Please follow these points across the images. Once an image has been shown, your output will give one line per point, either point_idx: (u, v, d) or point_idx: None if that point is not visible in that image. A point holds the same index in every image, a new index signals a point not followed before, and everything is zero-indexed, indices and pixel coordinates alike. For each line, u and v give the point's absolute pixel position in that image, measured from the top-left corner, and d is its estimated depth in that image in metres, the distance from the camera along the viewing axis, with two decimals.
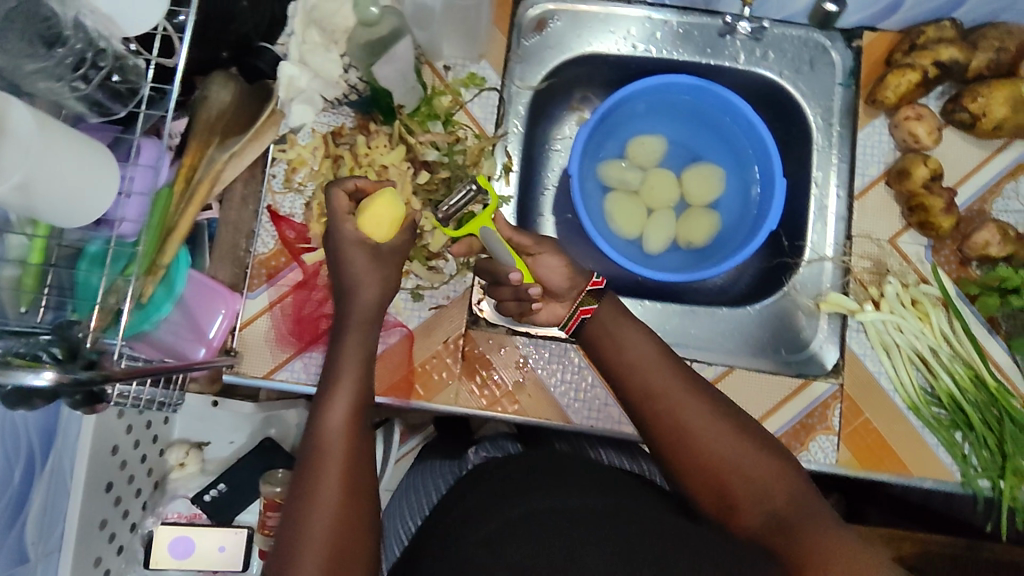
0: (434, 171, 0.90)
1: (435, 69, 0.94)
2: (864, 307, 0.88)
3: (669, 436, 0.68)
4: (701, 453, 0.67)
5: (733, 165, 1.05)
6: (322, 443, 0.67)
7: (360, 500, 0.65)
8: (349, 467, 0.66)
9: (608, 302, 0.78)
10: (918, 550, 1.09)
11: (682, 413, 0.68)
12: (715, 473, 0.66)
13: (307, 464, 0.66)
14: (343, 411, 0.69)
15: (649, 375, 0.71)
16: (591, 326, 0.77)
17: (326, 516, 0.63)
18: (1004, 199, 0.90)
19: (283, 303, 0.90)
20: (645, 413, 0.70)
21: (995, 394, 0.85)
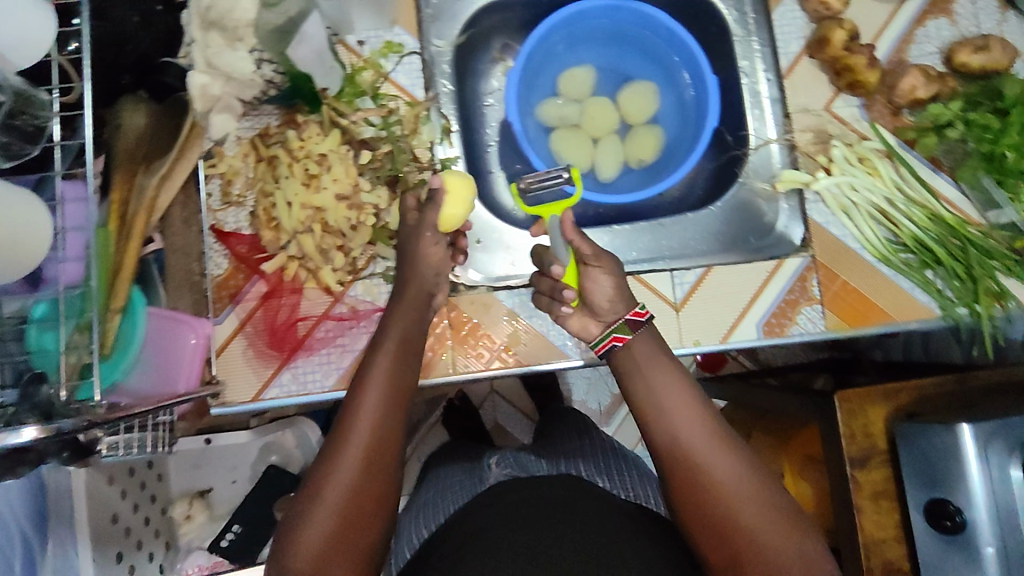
0: (374, 148, 0.89)
1: (350, 46, 0.92)
2: (816, 176, 0.91)
3: (682, 484, 0.70)
4: (715, 501, 0.68)
5: (663, 79, 1.06)
6: (335, 458, 0.65)
7: (360, 531, 0.64)
8: (356, 491, 0.64)
9: (645, 332, 0.77)
10: (916, 397, 1.12)
11: (699, 456, 0.70)
12: (725, 529, 0.67)
13: (319, 473, 0.65)
14: (369, 420, 0.67)
15: (672, 418, 0.72)
16: (622, 358, 0.77)
17: (318, 541, 0.62)
18: (919, 45, 0.95)
19: (254, 318, 0.86)
20: (662, 451, 0.72)
21: (953, 225, 0.89)
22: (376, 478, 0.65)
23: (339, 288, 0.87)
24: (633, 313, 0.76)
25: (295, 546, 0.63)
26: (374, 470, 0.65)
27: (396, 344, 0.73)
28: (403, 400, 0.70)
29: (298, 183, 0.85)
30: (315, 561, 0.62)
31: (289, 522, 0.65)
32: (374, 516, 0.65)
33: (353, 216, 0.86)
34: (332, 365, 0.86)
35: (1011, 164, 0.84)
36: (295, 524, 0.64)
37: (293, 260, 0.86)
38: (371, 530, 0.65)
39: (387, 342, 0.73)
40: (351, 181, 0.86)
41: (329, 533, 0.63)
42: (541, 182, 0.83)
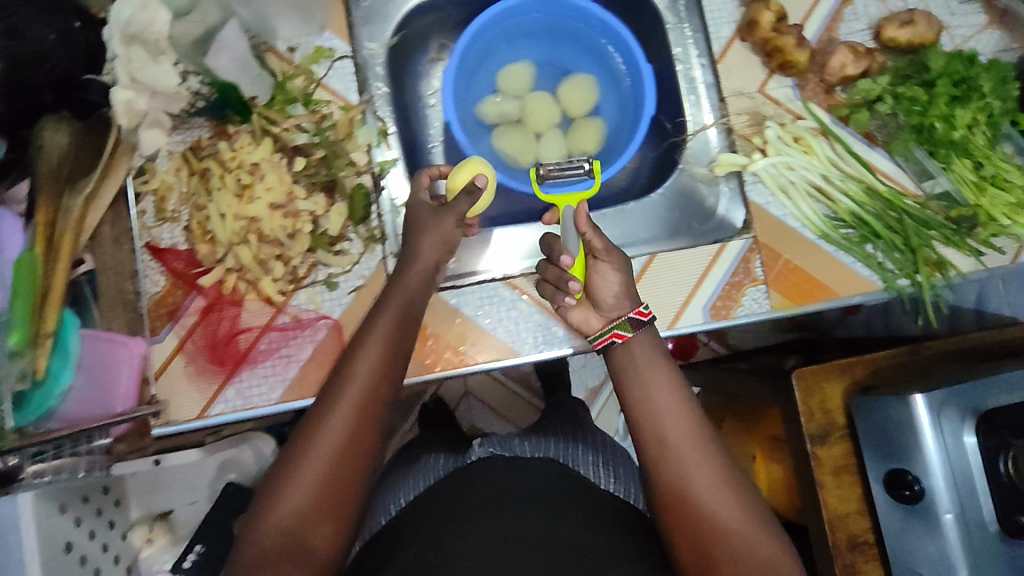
0: (308, 154, 0.87)
1: (280, 54, 0.90)
2: (753, 157, 0.92)
3: (663, 486, 0.69)
4: (691, 506, 0.67)
5: (603, 72, 1.06)
6: (320, 424, 0.64)
7: (340, 497, 0.63)
8: (339, 458, 0.63)
9: (646, 333, 0.77)
10: (871, 370, 1.14)
11: (682, 459, 0.69)
12: (700, 532, 0.66)
13: (302, 438, 0.64)
14: (357, 388, 0.65)
15: (663, 420, 0.71)
16: (619, 355, 0.77)
17: (298, 505, 0.61)
18: (847, 23, 0.96)
19: (194, 336, 0.84)
20: (648, 449, 0.71)
21: (888, 198, 0.90)
22: (360, 445, 0.64)
23: (281, 298, 0.86)
24: (635, 312, 0.77)
25: (273, 508, 0.62)
26: (360, 439, 0.64)
27: (389, 316, 0.70)
28: (394, 372, 0.68)
29: (229, 195, 0.84)
30: (293, 524, 0.61)
31: (268, 486, 0.64)
32: (356, 481, 0.64)
33: (288, 224, 0.85)
34: (277, 377, 0.85)
35: (940, 135, 0.85)
36: (274, 488, 0.63)
37: (231, 272, 0.85)
38: (352, 496, 0.64)
39: (378, 315, 0.70)
40: (285, 188, 0.86)
41: (309, 498, 0.62)
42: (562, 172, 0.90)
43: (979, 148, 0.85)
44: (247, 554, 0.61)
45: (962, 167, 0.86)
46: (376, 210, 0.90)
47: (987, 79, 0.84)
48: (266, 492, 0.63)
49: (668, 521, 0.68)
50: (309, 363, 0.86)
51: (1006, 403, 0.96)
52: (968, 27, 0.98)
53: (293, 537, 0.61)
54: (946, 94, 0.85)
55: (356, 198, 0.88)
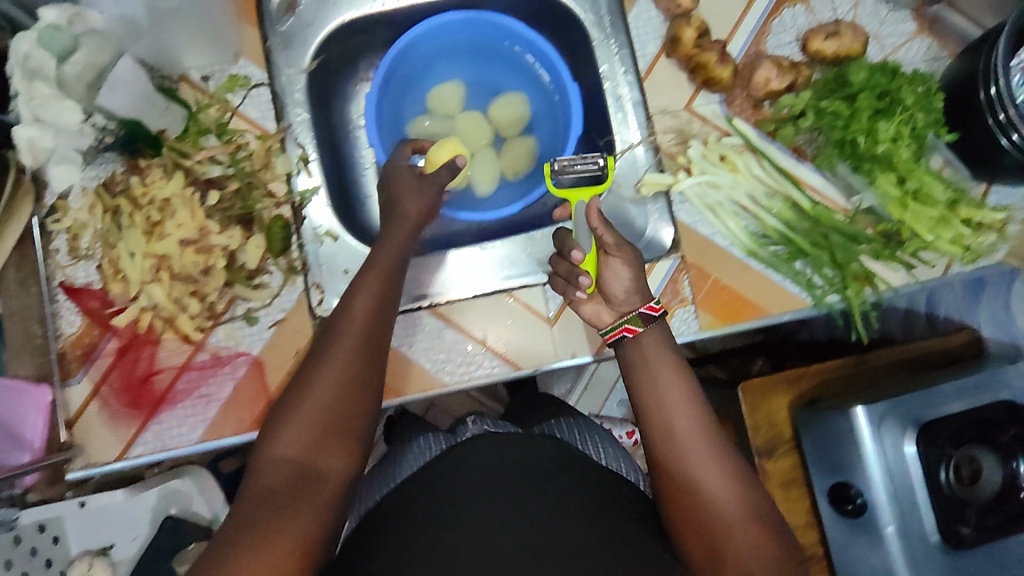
0: (223, 187, 0.86)
1: (194, 83, 0.89)
2: (678, 177, 0.90)
3: (676, 487, 0.68)
4: (701, 501, 0.66)
5: (534, 90, 1.04)
6: (321, 361, 0.67)
7: (344, 425, 0.65)
8: (346, 382, 0.66)
9: (657, 327, 0.76)
10: (816, 382, 1.14)
11: (692, 455, 0.68)
12: (709, 526, 0.65)
13: (305, 375, 0.67)
14: (353, 326, 0.70)
15: (675, 415, 0.71)
16: (629, 349, 0.76)
17: (308, 425, 0.64)
18: (775, 35, 0.95)
19: (109, 378, 0.83)
20: (658, 448, 0.71)
21: (815, 215, 0.89)
22: (360, 377, 0.67)
23: (199, 335, 0.85)
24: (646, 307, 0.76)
25: (277, 440, 0.64)
26: (361, 371, 0.67)
27: (383, 271, 0.75)
28: (385, 316, 0.73)
29: (139, 233, 0.83)
30: (298, 452, 0.63)
31: (271, 426, 0.66)
32: (359, 411, 0.66)
33: (201, 260, 0.83)
34: (196, 417, 0.84)
35: (864, 150, 0.84)
36: (279, 420, 0.65)
37: (146, 311, 0.84)
38: (355, 427, 0.66)
39: (370, 271, 0.75)
40: (197, 224, 0.83)
41: (312, 428, 0.64)
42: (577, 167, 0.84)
43: (903, 162, 0.84)
44: (254, 486, 0.62)
45: (887, 181, 0.85)
46: (297, 241, 0.88)
47: (910, 92, 0.82)
48: (273, 423, 0.65)
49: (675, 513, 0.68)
50: (228, 402, 0.84)
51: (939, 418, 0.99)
52: (897, 36, 0.96)
53: (299, 466, 0.62)
54: (869, 107, 0.83)
55: (274, 230, 0.86)
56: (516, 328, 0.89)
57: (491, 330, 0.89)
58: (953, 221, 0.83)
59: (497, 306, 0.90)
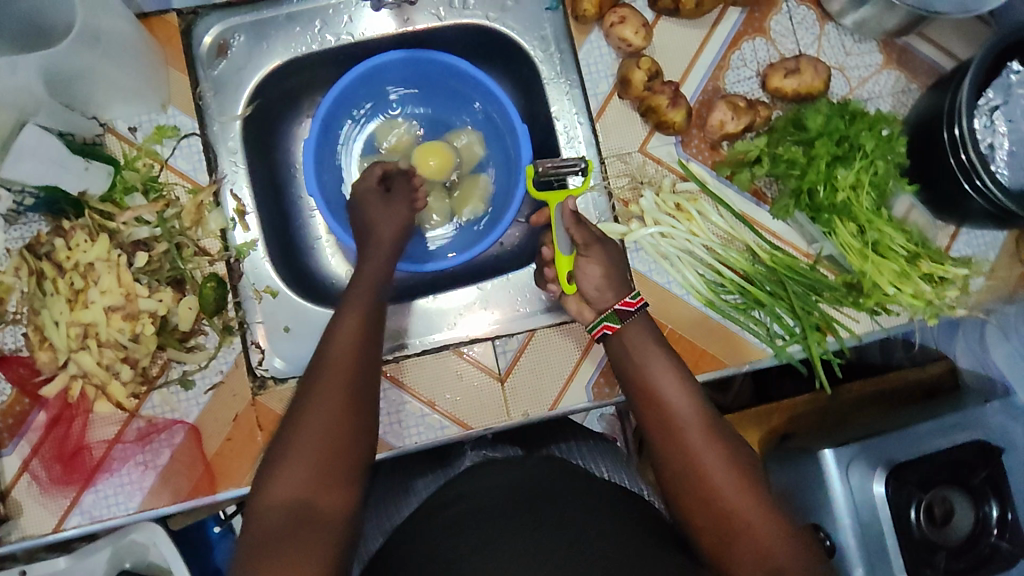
0: (151, 248, 0.82)
1: (122, 134, 0.84)
2: (632, 226, 0.87)
3: (679, 473, 0.64)
4: (706, 489, 0.63)
5: (490, 130, 0.98)
6: (311, 393, 0.62)
7: (344, 459, 0.59)
8: (338, 415, 0.61)
9: (639, 319, 0.74)
10: (788, 417, 1.06)
11: (692, 443, 0.65)
12: (719, 514, 0.61)
13: (296, 409, 0.62)
14: (342, 352, 0.65)
15: (672, 403, 0.67)
16: (613, 345, 0.74)
17: (302, 470, 0.58)
18: (735, 70, 0.90)
19: (40, 450, 0.80)
20: (656, 438, 0.67)
21: (771, 265, 0.86)
22: (355, 405, 0.62)
23: (133, 401, 0.81)
24: (622, 303, 0.74)
25: (271, 484, 0.58)
26: (354, 398, 0.62)
27: (366, 289, 0.72)
28: (372, 339, 0.68)
29: (61, 301, 0.78)
30: (297, 493, 0.57)
31: (264, 466, 0.60)
32: (355, 442, 0.61)
33: (127, 327, 0.79)
34: (133, 485, 0.80)
35: (822, 200, 0.80)
36: (271, 467, 0.59)
37: (76, 379, 0.80)
38: (353, 460, 0.60)
39: (355, 291, 0.72)
40: (123, 289, 0.80)
41: (311, 465, 0.58)
42: (560, 166, 0.86)
43: (863, 213, 0.80)
44: (253, 533, 0.56)
45: (846, 232, 0.81)
46: (233, 299, 0.85)
47: (869, 140, 0.78)
48: (265, 468, 0.60)
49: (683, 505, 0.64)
50: (165, 470, 0.81)
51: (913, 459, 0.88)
52: (864, 68, 0.91)
53: (298, 508, 0.57)
54: (827, 154, 0.79)
55: (205, 292, 0.82)
56: (465, 388, 0.86)
57: (439, 389, 0.86)
58: (913, 275, 0.80)
59: (446, 362, 0.86)
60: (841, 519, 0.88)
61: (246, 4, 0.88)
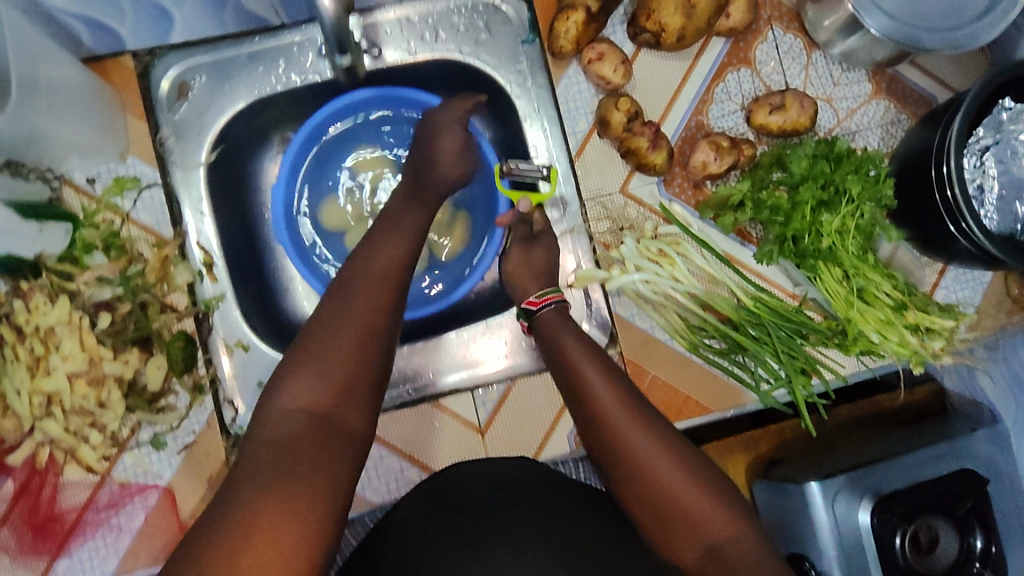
0: (115, 309, 0.79)
1: (79, 186, 0.81)
2: (614, 272, 0.83)
3: (611, 460, 0.67)
4: (637, 473, 0.65)
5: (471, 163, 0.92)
6: (338, 311, 0.62)
7: (373, 372, 0.60)
8: (375, 329, 0.62)
9: (550, 313, 0.78)
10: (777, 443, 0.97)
11: (620, 432, 0.67)
12: (651, 496, 0.64)
13: (330, 314, 0.62)
14: (375, 278, 0.65)
15: (600, 395, 0.69)
16: (541, 336, 0.78)
17: (334, 374, 0.58)
18: (719, 104, 0.87)
19: (10, 518, 0.78)
20: (589, 437, 0.69)
21: (756, 311, 0.83)
22: (382, 330, 0.62)
23: (103, 464, 0.79)
24: (528, 302, 0.80)
25: (292, 390, 0.57)
26: (382, 321, 0.62)
27: (399, 222, 0.72)
28: (406, 273, 0.68)
29: (22, 369, 0.76)
30: (319, 401, 0.57)
31: (280, 373, 0.59)
32: (378, 365, 0.61)
33: (93, 394, 0.77)
34: (108, 550, 0.79)
35: (806, 246, 0.78)
36: (298, 367, 0.58)
37: (44, 444, 0.78)
38: (372, 383, 0.60)
39: (390, 225, 0.72)
40: (86, 353, 0.77)
41: (335, 378, 0.58)
42: (523, 169, 0.82)
43: (849, 259, 0.77)
44: (267, 439, 0.54)
45: (831, 279, 0.79)
46: (203, 355, 0.81)
47: (856, 183, 0.75)
48: (294, 365, 0.58)
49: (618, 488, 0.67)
50: (140, 534, 0.79)
51: (901, 487, 0.80)
52: (852, 99, 0.88)
53: (319, 415, 0.56)
54: (812, 199, 0.76)
55: (173, 352, 0.80)
56: (445, 442, 0.85)
57: (419, 443, 0.85)
58: (898, 324, 0.78)
59: (424, 417, 0.85)
60: (828, 548, 0.80)
61: (206, 41, 0.83)
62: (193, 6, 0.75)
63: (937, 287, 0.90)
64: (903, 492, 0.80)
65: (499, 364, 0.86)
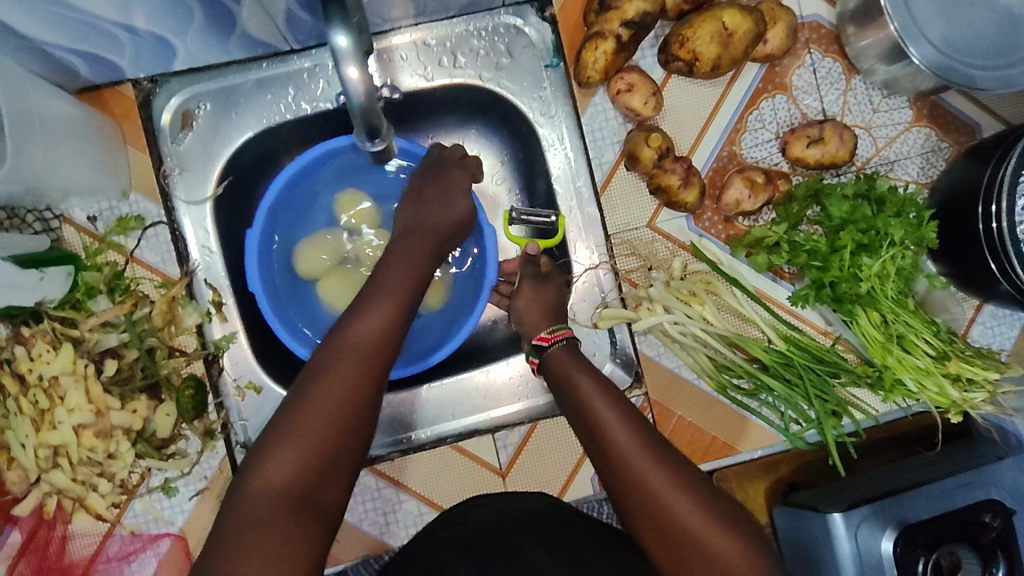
0: (121, 355, 0.76)
1: (80, 224, 0.77)
2: (640, 313, 0.81)
3: (628, 498, 0.61)
4: (656, 513, 0.59)
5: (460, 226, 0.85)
6: (321, 376, 0.57)
7: (355, 447, 0.57)
8: (362, 402, 0.57)
9: (559, 349, 0.72)
10: (796, 466, 0.88)
11: (638, 467, 0.61)
12: (671, 537, 0.58)
13: (315, 382, 0.57)
14: (367, 337, 0.60)
15: (613, 430, 0.63)
16: (553, 361, 0.72)
17: (312, 456, 0.54)
18: (752, 132, 0.83)
19: (18, 568, 0.76)
20: (603, 468, 0.63)
21: (789, 355, 0.79)
22: (370, 401, 0.58)
23: (113, 512, 0.76)
24: (538, 338, 0.74)
25: (270, 470, 0.53)
26: (366, 389, 0.58)
27: (398, 268, 0.66)
28: (401, 333, 0.62)
29: (27, 422, 0.72)
30: (295, 487, 0.53)
31: (259, 448, 0.55)
32: (360, 444, 0.57)
33: (100, 446, 0.74)
34: None
35: (844, 291, 0.74)
36: (275, 444, 0.54)
37: (51, 494, 0.75)
38: (354, 456, 0.57)
39: (387, 267, 0.66)
40: (93, 404, 0.73)
41: (314, 455, 0.54)
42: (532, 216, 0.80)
43: (888, 306, 0.74)
44: (240, 523, 0.51)
45: (868, 323, 0.75)
46: (214, 399, 0.78)
47: (899, 229, 0.71)
48: (273, 441, 0.55)
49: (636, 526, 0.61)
50: None
51: (927, 515, 0.76)
52: (891, 127, 0.84)
53: (294, 497, 0.53)
54: (852, 242, 0.72)
55: (182, 399, 0.76)
56: (463, 485, 0.82)
57: (437, 486, 0.82)
58: (937, 374, 0.75)
59: (442, 460, 0.82)
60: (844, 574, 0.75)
61: (211, 68, 0.78)
62: (197, 37, 0.70)
63: (973, 324, 0.85)
64: (930, 521, 0.75)
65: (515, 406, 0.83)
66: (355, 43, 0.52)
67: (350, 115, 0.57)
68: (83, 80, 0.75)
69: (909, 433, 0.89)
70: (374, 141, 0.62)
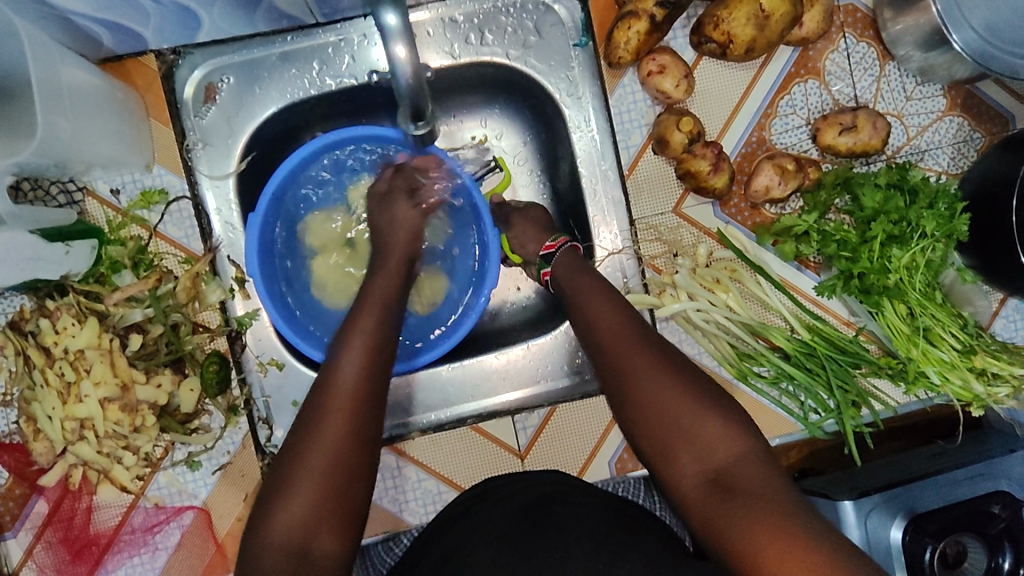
0: (146, 331, 0.77)
1: (104, 197, 0.77)
2: (664, 299, 0.81)
3: (617, 395, 0.61)
4: (644, 406, 0.59)
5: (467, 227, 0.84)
6: (304, 415, 0.57)
7: (352, 483, 0.54)
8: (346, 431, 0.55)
9: (569, 250, 0.74)
10: (809, 453, 0.88)
11: (628, 362, 0.61)
12: (663, 430, 0.58)
13: (301, 418, 0.56)
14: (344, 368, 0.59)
15: (604, 333, 0.64)
16: (557, 269, 0.73)
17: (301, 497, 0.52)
18: (783, 117, 0.81)
19: (45, 536, 0.77)
20: (599, 367, 0.64)
21: (812, 345, 0.79)
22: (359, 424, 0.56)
23: (137, 484, 0.77)
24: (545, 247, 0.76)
25: (270, 518, 0.52)
26: (354, 417, 0.56)
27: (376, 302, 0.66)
28: (378, 356, 0.61)
29: (53, 395, 0.73)
30: (293, 529, 0.51)
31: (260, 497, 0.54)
32: (360, 479, 0.55)
33: (126, 420, 0.74)
34: (146, 567, 0.78)
35: (871, 283, 0.73)
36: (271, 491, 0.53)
37: (76, 466, 0.76)
38: (353, 498, 0.54)
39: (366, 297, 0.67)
40: (118, 378, 0.74)
41: (307, 495, 0.52)
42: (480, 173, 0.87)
43: (915, 298, 0.73)
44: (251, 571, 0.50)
45: (894, 314, 0.76)
46: (237, 375, 0.78)
47: (931, 221, 0.70)
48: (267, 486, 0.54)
49: (629, 423, 0.61)
50: (176, 551, 0.78)
51: (937, 506, 0.75)
52: (924, 115, 0.82)
53: (295, 543, 0.51)
54: (883, 233, 0.71)
55: (206, 375, 0.77)
56: (482, 465, 0.83)
57: (456, 465, 0.83)
58: (962, 367, 0.75)
59: (462, 440, 0.83)
60: None
61: (235, 40, 0.76)
62: (224, 9, 0.68)
63: (996, 317, 0.85)
64: (939, 511, 0.74)
65: (519, 393, 0.83)
66: (404, 22, 0.53)
67: (399, 96, 0.58)
68: (106, 50, 0.73)
69: (926, 423, 0.90)
70: (418, 125, 0.62)
